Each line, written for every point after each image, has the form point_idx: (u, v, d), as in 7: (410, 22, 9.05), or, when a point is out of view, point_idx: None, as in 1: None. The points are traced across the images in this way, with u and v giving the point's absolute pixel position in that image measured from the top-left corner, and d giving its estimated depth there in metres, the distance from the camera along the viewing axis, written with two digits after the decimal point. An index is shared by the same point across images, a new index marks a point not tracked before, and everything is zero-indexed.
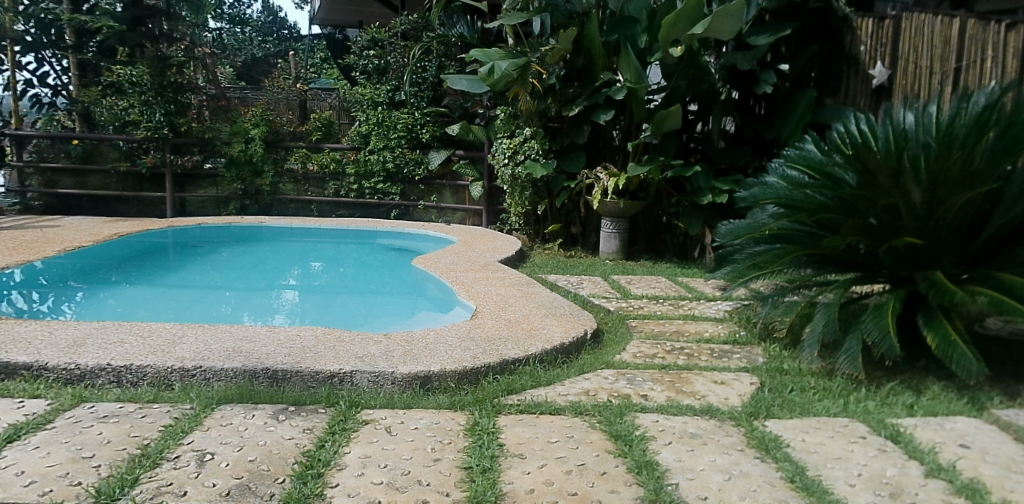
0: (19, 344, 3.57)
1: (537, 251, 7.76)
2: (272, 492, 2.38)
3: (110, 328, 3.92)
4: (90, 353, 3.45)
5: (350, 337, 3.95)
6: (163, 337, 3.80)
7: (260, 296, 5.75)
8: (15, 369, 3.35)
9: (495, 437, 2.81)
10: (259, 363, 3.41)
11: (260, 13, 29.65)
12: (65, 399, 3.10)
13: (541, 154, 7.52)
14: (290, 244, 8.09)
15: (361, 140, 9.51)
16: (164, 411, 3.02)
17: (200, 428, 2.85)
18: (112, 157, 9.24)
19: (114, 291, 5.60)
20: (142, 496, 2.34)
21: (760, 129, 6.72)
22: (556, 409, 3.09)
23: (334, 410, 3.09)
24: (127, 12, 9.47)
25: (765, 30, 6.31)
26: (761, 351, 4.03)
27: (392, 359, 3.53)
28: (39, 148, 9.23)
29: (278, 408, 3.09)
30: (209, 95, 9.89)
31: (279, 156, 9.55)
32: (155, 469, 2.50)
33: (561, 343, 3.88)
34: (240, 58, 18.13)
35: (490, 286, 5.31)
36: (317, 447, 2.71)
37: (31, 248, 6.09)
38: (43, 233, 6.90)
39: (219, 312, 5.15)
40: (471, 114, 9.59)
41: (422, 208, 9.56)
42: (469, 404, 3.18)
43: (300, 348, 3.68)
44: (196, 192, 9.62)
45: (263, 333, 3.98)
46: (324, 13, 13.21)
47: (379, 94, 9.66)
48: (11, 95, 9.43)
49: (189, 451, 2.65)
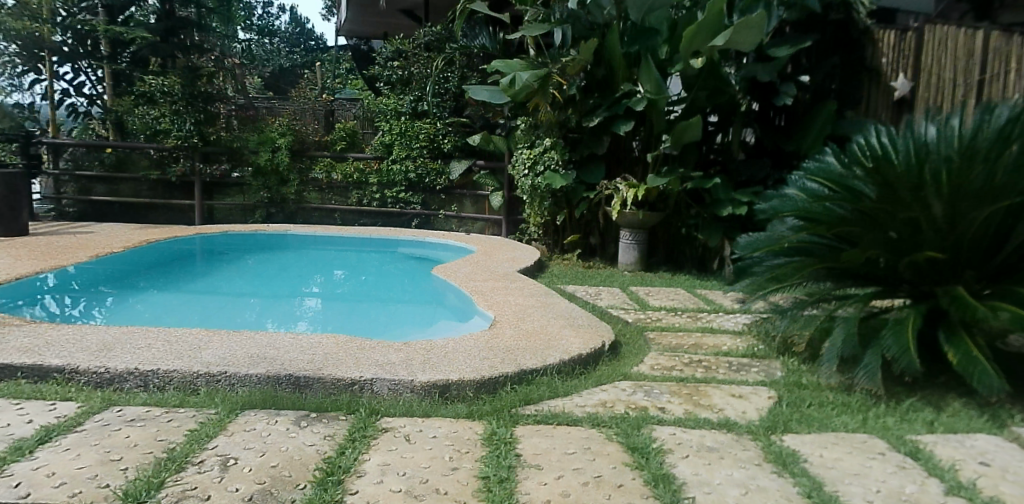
0: (52, 347, 3.67)
1: (555, 261, 7.78)
2: (292, 498, 2.44)
3: (138, 333, 4.02)
4: (120, 357, 3.54)
5: (370, 345, 4.01)
6: (190, 342, 3.89)
7: (283, 304, 5.84)
8: (48, 371, 3.44)
9: (512, 447, 2.84)
10: (282, 370, 3.48)
11: (287, 26, 30.30)
12: (94, 403, 3.19)
13: (561, 165, 7.44)
14: (313, 253, 8.21)
15: (384, 150, 9.61)
16: (189, 415, 3.10)
17: (224, 433, 2.92)
18: (143, 165, 9.47)
19: (142, 297, 5.73)
20: (167, 499, 2.40)
21: (780, 141, 6.70)
22: (573, 421, 3.12)
23: (354, 417, 3.15)
24: (159, 23, 9.79)
25: (785, 42, 6.28)
26: (779, 365, 4.02)
27: (411, 368, 3.58)
28: (74, 156, 9.43)
29: (300, 415, 3.15)
30: (238, 105, 10.09)
31: (303, 165, 9.69)
32: (179, 473, 2.57)
33: (579, 354, 3.91)
34: (267, 70, 18.50)
35: (509, 296, 5.36)
36: (336, 454, 2.76)
37: (64, 253, 6.25)
38: (76, 239, 7.08)
39: (243, 319, 5.24)
40: (492, 124, 9.67)
41: (442, 217, 9.65)
42: (487, 414, 3.21)
43: (322, 356, 3.75)
44: (224, 200, 9.79)
45: (285, 340, 4.05)
46: (349, 25, 13.39)
47: (402, 104, 9.77)
48: (49, 104, 9.79)
49: (213, 455, 2.71)
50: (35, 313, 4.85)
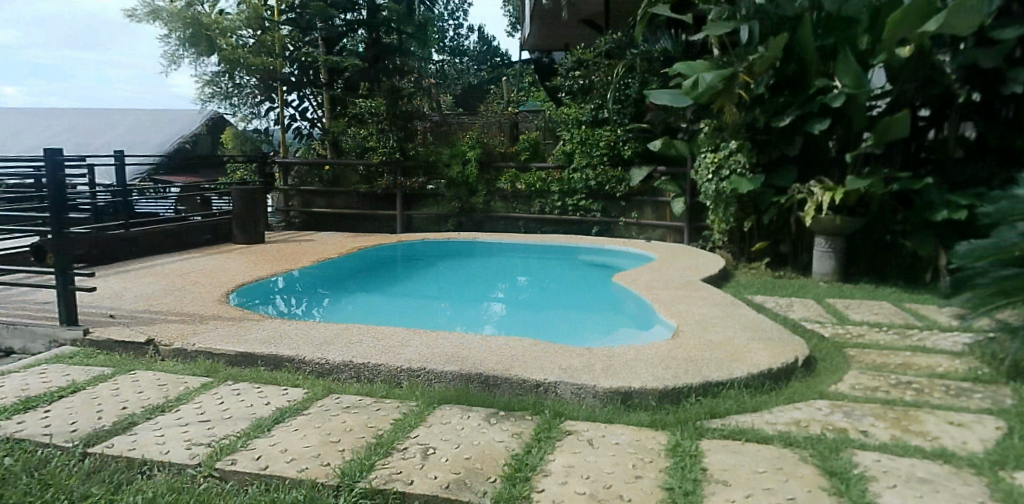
0: (284, 339, 4.23)
1: (741, 270, 7.47)
2: (485, 490, 2.60)
3: (351, 330, 4.52)
4: (337, 351, 4.00)
5: (554, 349, 4.15)
6: (393, 340, 4.29)
7: (471, 308, 6.21)
8: (281, 361, 3.93)
9: (698, 460, 2.81)
10: (473, 369, 3.72)
11: (475, 45, 32.05)
12: (317, 390, 3.62)
13: (747, 168, 7.27)
14: (499, 260, 8.62)
15: (565, 158, 9.83)
16: (394, 406, 3.42)
17: (424, 424, 3.19)
18: (354, 180, 10.54)
19: (352, 298, 6.41)
20: (377, 480, 2.66)
21: (1009, 134, 5.90)
22: (762, 438, 3.00)
23: (539, 418, 3.28)
24: (367, 51, 11.06)
25: (1014, 20, 5.51)
26: (1009, 392, 3.54)
27: (593, 373, 3.66)
28: (299, 174, 10.66)
29: (490, 412, 3.36)
30: (433, 121, 10.87)
31: (490, 176, 10.20)
32: (387, 458, 2.85)
33: (768, 368, 3.74)
34: (458, 88, 19.72)
35: (692, 306, 5.25)
36: (524, 452, 2.91)
37: (291, 259, 7.14)
38: (300, 246, 8.06)
39: (437, 321, 5.66)
40: (674, 129, 9.50)
41: (622, 224, 9.66)
42: (669, 425, 3.20)
43: (509, 357, 3.95)
44: (421, 210, 10.59)
45: (476, 341, 4.32)
46: (533, 39, 13.88)
47: (584, 113, 9.91)
48: (280, 128, 11.15)
49: (415, 444, 2.98)
50: (269, 311, 5.61)
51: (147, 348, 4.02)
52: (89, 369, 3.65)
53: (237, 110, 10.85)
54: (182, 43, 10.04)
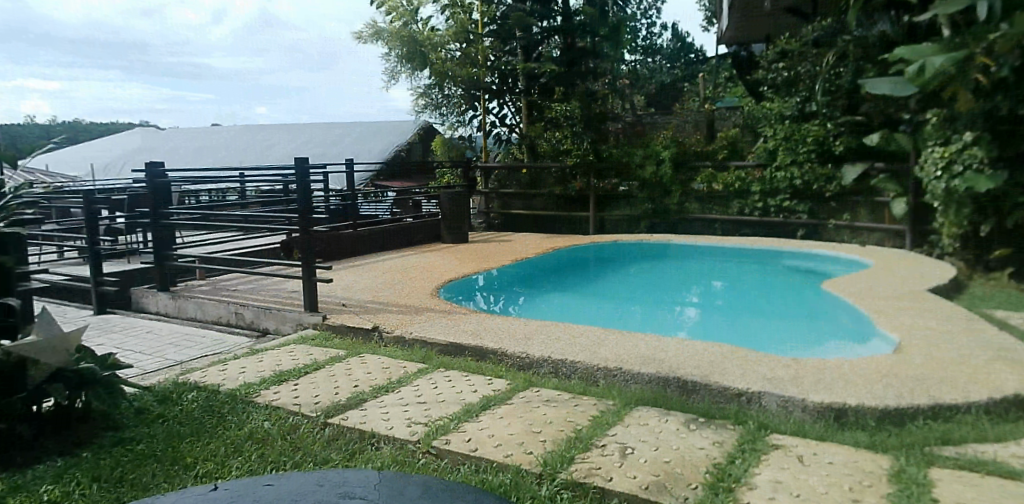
0: (488, 332, 4.50)
1: (978, 280, 6.57)
2: (685, 496, 2.58)
3: (550, 327, 4.69)
4: (537, 347, 4.18)
5: (757, 357, 3.97)
6: (590, 339, 4.39)
7: (664, 311, 6.13)
8: (486, 353, 4.20)
9: (927, 490, 2.54)
10: (671, 372, 3.70)
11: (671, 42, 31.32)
12: (519, 382, 3.81)
13: (985, 163, 6.30)
14: (695, 263, 8.39)
15: (767, 156, 9.31)
16: (592, 403, 3.50)
17: (621, 423, 3.23)
18: (550, 182, 10.85)
19: (547, 297, 6.63)
20: (578, 473, 2.74)
21: None
22: (1010, 473, 2.64)
23: (741, 428, 3.18)
24: (563, 56, 11.32)
25: None
26: None
27: (801, 385, 3.47)
28: (499, 177, 11.19)
29: (688, 417, 3.31)
30: (627, 122, 10.86)
31: (685, 176, 9.95)
32: (586, 452, 2.92)
33: (1017, 394, 3.27)
34: (653, 87, 19.45)
35: (917, 318, 4.73)
36: (726, 462, 2.83)
37: (491, 258, 7.55)
38: (499, 246, 8.49)
39: (630, 323, 5.66)
40: (896, 121, 8.59)
41: (832, 227, 8.91)
42: (891, 448, 2.93)
43: (709, 363, 3.86)
44: (614, 212, 10.51)
45: (672, 345, 4.28)
46: (733, 32, 13.28)
47: (787, 108, 9.37)
48: (482, 135, 11.57)
49: (613, 442, 3.03)
50: (472, 305, 6.00)
51: (373, 334, 4.50)
52: (327, 350, 4.17)
53: (445, 119, 11.56)
54: (400, 60, 10.98)
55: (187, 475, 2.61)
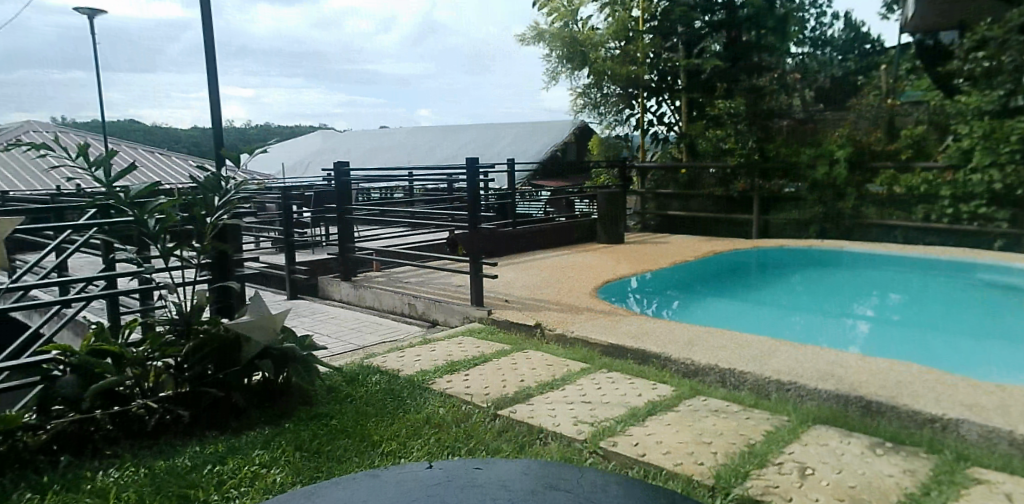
0: (650, 335, 4.43)
1: None
2: None
3: (714, 333, 4.53)
4: (702, 354, 4.04)
5: (954, 381, 3.57)
6: (758, 349, 4.18)
7: (833, 325, 5.66)
8: (648, 356, 4.13)
9: None
10: (852, 391, 3.43)
11: None
12: (684, 389, 3.69)
13: None
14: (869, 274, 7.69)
15: None
16: (764, 417, 3.32)
17: (798, 441, 3.03)
18: (710, 184, 10.04)
19: (705, 303, 6.35)
20: (753, 490, 2.60)
21: None
22: None
23: (939, 458, 2.87)
24: None
25: None
26: None
27: (1011, 416, 3.07)
28: (656, 178, 10.66)
29: (875, 441, 3.04)
30: None
31: (859, 178, 7.17)
32: (761, 469, 2.76)
33: None
34: None
35: None
36: (922, 494, 2.56)
37: (648, 261, 7.40)
38: (657, 248, 8.30)
39: (796, 335, 5.27)
40: None
41: None
42: None
43: (896, 383, 3.53)
44: None
45: (850, 361, 3.95)
46: None
47: None
48: (639, 134, 10.68)
49: (790, 461, 2.84)
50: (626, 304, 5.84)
51: (535, 331, 4.61)
52: (493, 344, 4.32)
53: (603, 119, 10.73)
54: (560, 61, 10.51)
55: (373, 453, 2.82)
